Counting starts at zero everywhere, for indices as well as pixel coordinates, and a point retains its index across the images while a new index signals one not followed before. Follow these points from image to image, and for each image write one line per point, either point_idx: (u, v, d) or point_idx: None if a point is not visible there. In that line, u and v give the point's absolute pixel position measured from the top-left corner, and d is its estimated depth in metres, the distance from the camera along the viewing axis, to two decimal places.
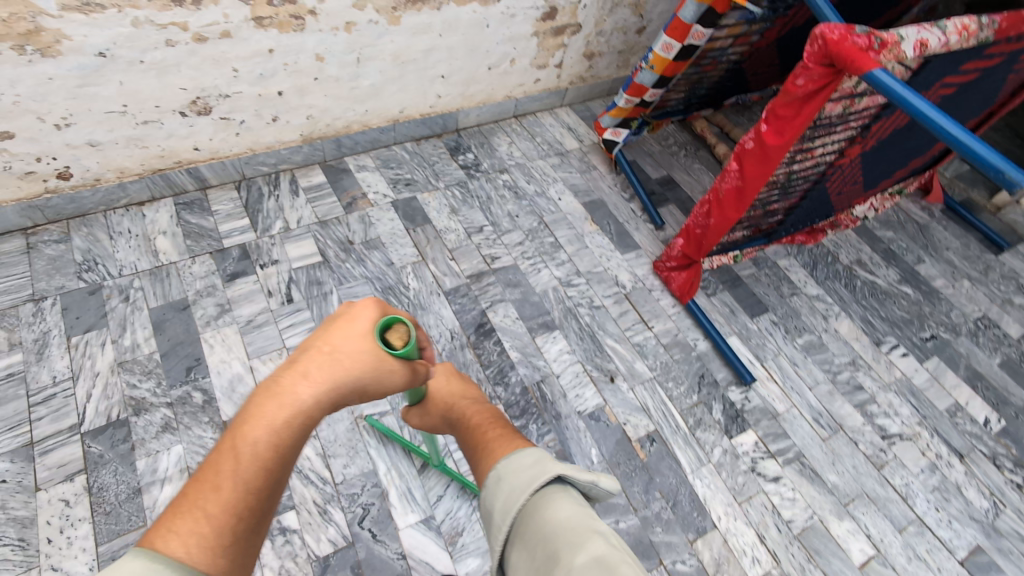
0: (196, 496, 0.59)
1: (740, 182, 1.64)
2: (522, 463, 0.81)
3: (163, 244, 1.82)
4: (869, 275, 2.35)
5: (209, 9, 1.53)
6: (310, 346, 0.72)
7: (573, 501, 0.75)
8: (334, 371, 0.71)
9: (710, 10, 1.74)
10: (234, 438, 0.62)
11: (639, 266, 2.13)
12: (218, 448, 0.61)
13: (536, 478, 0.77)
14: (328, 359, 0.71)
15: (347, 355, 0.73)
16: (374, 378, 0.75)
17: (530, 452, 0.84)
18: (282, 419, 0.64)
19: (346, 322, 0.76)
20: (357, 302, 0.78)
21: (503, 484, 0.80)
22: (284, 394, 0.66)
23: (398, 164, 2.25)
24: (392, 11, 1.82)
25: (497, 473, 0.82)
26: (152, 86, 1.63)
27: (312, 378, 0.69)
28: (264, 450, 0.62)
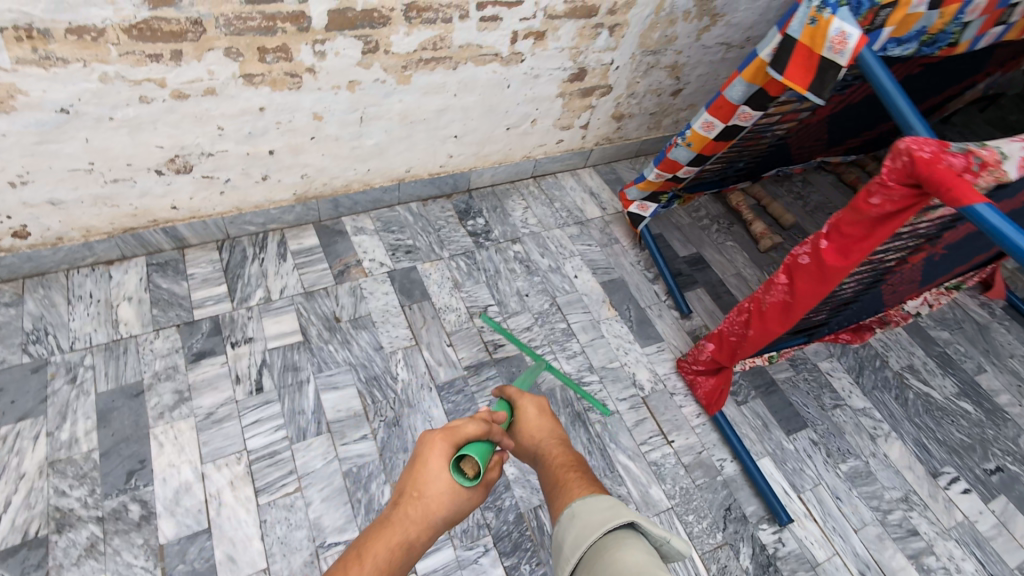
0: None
1: (790, 298, 1.38)
2: (598, 506, 0.84)
3: (126, 313, 1.61)
4: (922, 385, 2.07)
5: (191, 65, 1.37)
6: (405, 492, 0.84)
7: (645, 549, 0.74)
8: (427, 513, 0.82)
9: (762, 91, 1.52)
10: (357, 553, 0.75)
11: (660, 364, 1.89)
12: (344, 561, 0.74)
13: (608, 520, 0.79)
14: (419, 503, 0.82)
15: (432, 497, 0.83)
16: (458, 510, 0.85)
17: (605, 498, 0.86)
18: (397, 540, 0.78)
19: (425, 465, 0.86)
20: (429, 444, 0.87)
21: (575, 521, 0.83)
22: (395, 525, 0.80)
23: (400, 227, 2.04)
24: (402, 70, 1.65)
25: (572, 511, 0.86)
26: (124, 144, 1.45)
27: (411, 518, 0.81)
28: (381, 565, 0.75)
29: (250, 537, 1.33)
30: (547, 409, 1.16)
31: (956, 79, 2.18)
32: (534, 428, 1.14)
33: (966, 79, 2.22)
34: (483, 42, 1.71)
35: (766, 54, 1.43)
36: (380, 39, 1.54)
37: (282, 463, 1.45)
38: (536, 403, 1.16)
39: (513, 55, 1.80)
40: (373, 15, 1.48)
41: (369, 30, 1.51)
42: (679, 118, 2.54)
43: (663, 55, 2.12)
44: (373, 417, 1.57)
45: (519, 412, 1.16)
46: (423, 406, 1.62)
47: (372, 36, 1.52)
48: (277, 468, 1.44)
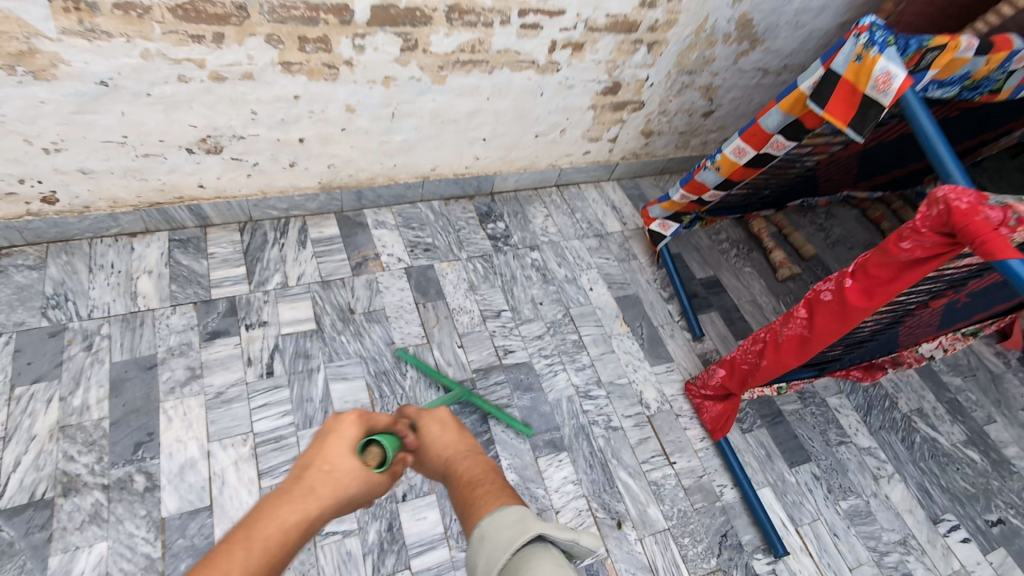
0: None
1: (807, 333, 1.37)
2: (505, 521, 0.71)
3: (145, 286, 1.63)
4: (929, 430, 2.05)
5: (232, 49, 1.38)
6: (313, 464, 0.73)
7: (554, 562, 0.66)
8: (337, 488, 0.71)
9: (797, 123, 1.52)
10: (248, 529, 0.59)
11: (668, 384, 1.88)
12: (230, 539, 0.58)
13: (517, 537, 0.68)
14: (327, 478, 0.71)
15: (346, 469, 0.73)
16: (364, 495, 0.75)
17: (515, 509, 0.73)
18: (300, 517, 0.64)
19: (337, 437, 0.77)
20: (340, 419, 0.79)
21: (483, 545, 0.70)
22: (294, 500, 0.65)
23: (420, 225, 2.05)
24: (438, 70, 1.66)
25: (479, 531, 0.72)
26: (158, 120, 1.46)
27: (318, 493, 0.68)
28: (274, 547, 0.59)
29: None
30: (453, 419, 0.97)
31: (992, 125, 2.14)
32: (443, 443, 0.93)
33: (1001, 126, 2.17)
34: (521, 49, 1.71)
35: (806, 86, 1.43)
36: (419, 37, 1.54)
37: (286, 448, 1.44)
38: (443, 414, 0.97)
39: (549, 64, 1.80)
40: (415, 14, 1.48)
41: (410, 28, 1.51)
42: (707, 140, 2.56)
43: (698, 75, 2.14)
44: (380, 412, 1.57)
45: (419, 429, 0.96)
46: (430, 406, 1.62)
47: (411, 34, 1.53)
48: (281, 453, 1.43)
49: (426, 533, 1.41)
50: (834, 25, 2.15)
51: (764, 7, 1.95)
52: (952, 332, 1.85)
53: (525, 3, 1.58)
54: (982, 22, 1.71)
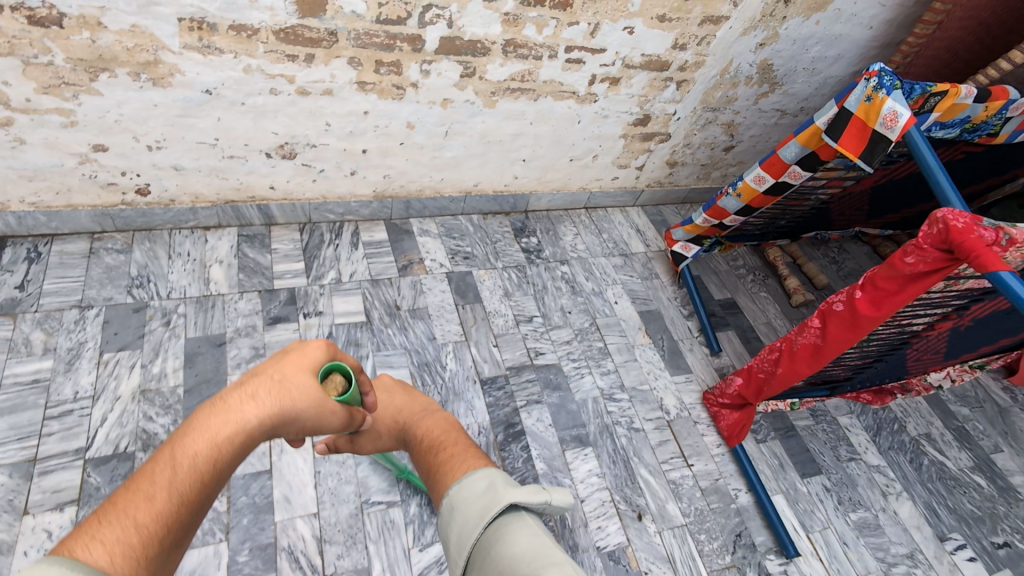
0: (125, 505, 0.52)
1: (820, 342, 1.51)
2: (474, 489, 0.81)
3: (217, 273, 1.80)
4: (937, 454, 2.13)
5: (319, 68, 1.59)
6: (262, 371, 0.67)
7: (526, 528, 0.74)
8: (287, 400, 0.67)
9: (813, 154, 1.69)
10: (174, 447, 0.56)
11: (687, 393, 2.00)
12: (155, 459, 0.56)
13: (487, 509, 0.78)
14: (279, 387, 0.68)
15: (302, 385, 0.70)
16: (319, 416, 0.72)
17: (480, 475, 0.83)
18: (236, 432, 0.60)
19: (299, 354, 0.72)
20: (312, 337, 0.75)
21: (457, 516, 0.80)
22: (232, 410, 0.61)
23: (461, 235, 2.22)
24: (490, 95, 1.86)
25: (451, 501, 0.83)
26: (246, 127, 1.66)
27: (260, 401, 0.64)
28: (203, 466, 0.57)
29: (306, 483, 1.46)
30: (393, 387, 1.12)
31: (996, 170, 2.29)
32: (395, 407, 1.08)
33: (1005, 172, 2.31)
34: (565, 80, 1.91)
35: (821, 122, 1.59)
36: (477, 66, 1.75)
37: None
38: (388, 380, 1.12)
39: (588, 95, 2.00)
40: (476, 45, 1.69)
41: (470, 57, 1.72)
42: (726, 173, 2.74)
43: (722, 112, 2.34)
44: None
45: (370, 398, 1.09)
46: (468, 397, 1.76)
47: (471, 63, 1.73)
48: None
49: None
50: (848, 73, 2.35)
51: (784, 54, 2.16)
52: (960, 364, 1.91)
53: (572, 41, 1.79)
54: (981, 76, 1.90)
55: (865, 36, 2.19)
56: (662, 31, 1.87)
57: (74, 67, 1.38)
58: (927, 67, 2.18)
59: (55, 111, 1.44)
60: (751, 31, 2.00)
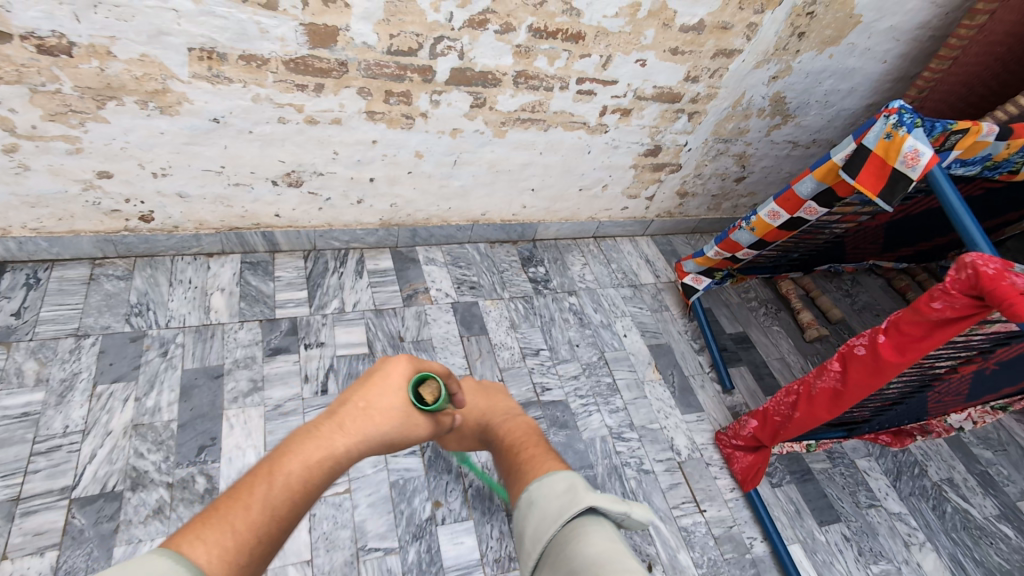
0: (229, 513, 0.58)
1: (841, 387, 1.45)
2: (556, 489, 0.85)
3: (218, 302, 1.77)
4: (961, 501, 2.04)
5: (328, 98, 1.57)
6: (350, 399, 0.76)
7: (605, 536, 0.76)
8: (367, 427, 0.75)
9: (830, 190, 1.65)
10: (271, 466, 0.63)
11: (699, 433, 1.93)
12: (254, 474, 0.63)
13: (567, 509, 0.81)
14: (362, 413, 0.76)
15: (380, 411, 0.78)
16: (400, 433, 0.79)
17: (562, 478, 0.87)
18: (321, 456, 0.67)
19: (381, 379, 0.81)
20: (389, 359, 0.85)
21: (535, 509, 0.85)
22: (322, 437, 0.69)
23: (467, 264, 2.19)
24: (500, 125, 1.84)
25: (529, 497, 0.87)
26: (253, 154, 1.64)
27: (347, 427, 0.72)
28: (295, 484, 0.63)
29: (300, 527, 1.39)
30: (482, 391, 1.27)
31: (1016, 207, 2.24)
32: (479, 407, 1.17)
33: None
34: (575, 111, 1.89)
35: (838, 158, 1.56)
36: (488, 97, 1.73)
37: None
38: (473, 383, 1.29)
39: (599, 126, 1.98)
40: (487, 76, 1.67)
41: (481, 88, 1.70)
42: (737, 204, 2.71)
43: (733, 143, 2.31)
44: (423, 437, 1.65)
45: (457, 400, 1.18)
46: None
47: (482, 94, 1.72)
48: None
49: (463, 558, 1.44)
50: (861, 106, 2.33)
51: (796, 87, 2.14)
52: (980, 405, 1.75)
53: (583, 73, 1.77)
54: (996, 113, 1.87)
55: (879, 70, 2.17)
56: (674, 64, 1.85)
57: (81, 95, 1.37)
58: (943, 103, 2.11)
59: (61, 138, 1.43)
60: (764, 64, 1.98)
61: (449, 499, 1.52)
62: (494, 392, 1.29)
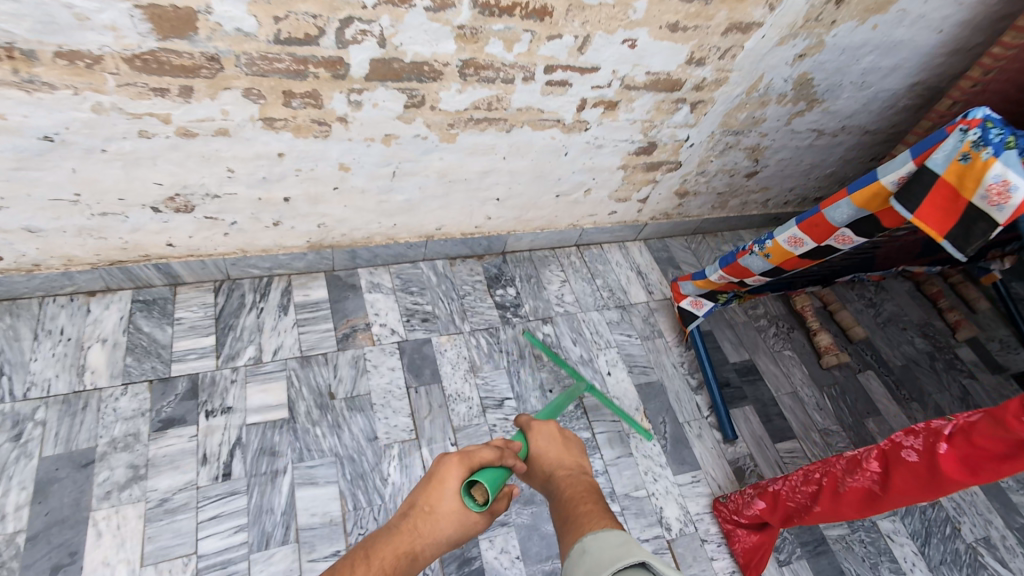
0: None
1: (880, 492, 1.11)
2: (609, 543, 0.71)
3: (95, 359, 1.42)
4: (999, 567, 1.75)
5: (202, 104, 1.16)
6: (416, 504, 0.81)
7: None
8: (434, 533, 0.79)
9: (872, 219, 1.27)
10: (366, 551, 0.73)
11: (693, 500, 1.63)
12: (353, 557, 0.72)
13: (619, 559, 0.66)
14: (427, 519, 0.80)
15: (444, 513, 0.80)
16: (461, 533, 0.82)
17: (619, 533, 0.73)
18: (403, 549, 0.75)
19: (441, 482, 0.82)
20: (443, 462, 0.83)
21: (584, 558, 0.70)
22: (402, 535, 0.77)
23: (420, 289, 1.82)
24: (448, 128, 1.43)
25: (582, 547, 0.73)
26: (116, 177, 1.25)
27: (417, 531, 0.78)
28: None
29: None
30: (565, 436, 1.02)
31: None
32: (548, 455, 0.99)
33: None
34: (545, 106, 1.47)
35: (888, 181, 1.17)
36: (427, 93, 1.32)
37: None
38: (551, 427, 1.02)
39: (577, 123, 1.57)
40: (423, 68, 1.26)
41: (416, 84, 1.29)
42: (747, 201, 2.30)
43: (746, 135, 1.89)
44: (351, 530, 1.34)
45: (529, 443, 1.01)
46: None
47: (418, 90, 1.30)
48: None
49: None
50: (904, 86, 1.89)
51: (829, 66, 1.70)
52: None
53: (553, 59, 1.35)
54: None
55: (933, 42, 1.72)
56: (674, 43, 1.42)
57: None
58: None
59: None
60: (789, 40, 1.54)
61: None
62: (575, 444, 1.02)
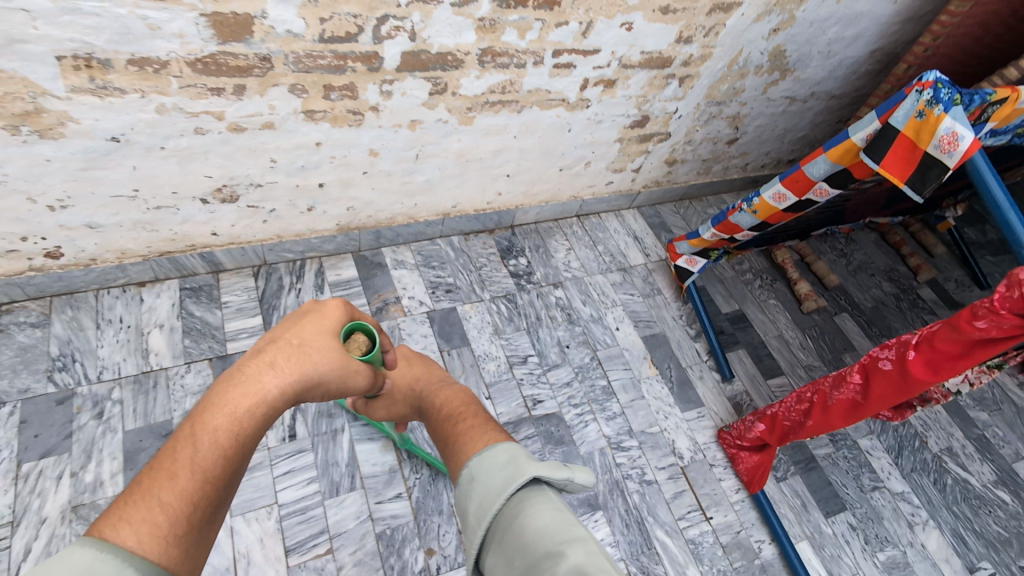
0: (150, 480, 0.48)
1: (861, 401, 1.32)
2: (496, 462, 0.70)
3: (157, 342, 1.54)
4: (961, 471, 2.02)
5: (253, 100, 1.28)
6: (280, 336, 0.62)
7: (550, 505, 0.65)
8: (311, 362, 0.62)
9: (845, 172, 1.46)
10: (194, 423, 0.52)
11: (700, 432, 1.84)
12: (176, 434, 0.51)
13: (509, 483, 0.66)
14: (298, 353, 0.62)
15: (320, 350, 0.63)
16: (340, 377, 0.67)
17: (504, 444, 0.72)
18: (253, 404, 0.54)
19: (319, 315, 0.67)
20: (324, 300, 0.70)
21: (475, 485, 0.69)
22: (254, 379, 0.56)
23: (441, 263, 1.97)
24: (466, 112, 1.57)
25: (470, 472, 0.71)
26: (172, 173, 1.36)
27: (283, 369, 0.59)
28: (225, 446, 0.52)
29: None
30: (413, 358, 1.06)
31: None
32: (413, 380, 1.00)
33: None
34: (552, 87, 1.63)
35: (859, 138, 1.37)
36: (449, 81, 1.45)
37: (314, 520, 1.40)
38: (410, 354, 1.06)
39: (580, 101, 1.72)
40: (447, 58, 1.39)
41: (440, 72, 1.42)
42: (729, 165, 2.50)
43: (727, 105, 2.07)
44: (409, 475, 1.52)
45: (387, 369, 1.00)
46: None
47: (441, 78, 1.44)
48: (309, 526, 1.39)
49: None
50: (865, 53, 2.09)
51: (799, 38, 1.88)
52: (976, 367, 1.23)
53: (560, 44, 1.50)
54: (998, 77, 1.73)
55: (888, 11, 1.91)
56: (665, 25, 1.58)
57: None
58: (958, 46, 1.91)
59: None
60: (765, 17, 1.72)
61: (443, 545, 1.44)
62: (433, 362, 1.07)
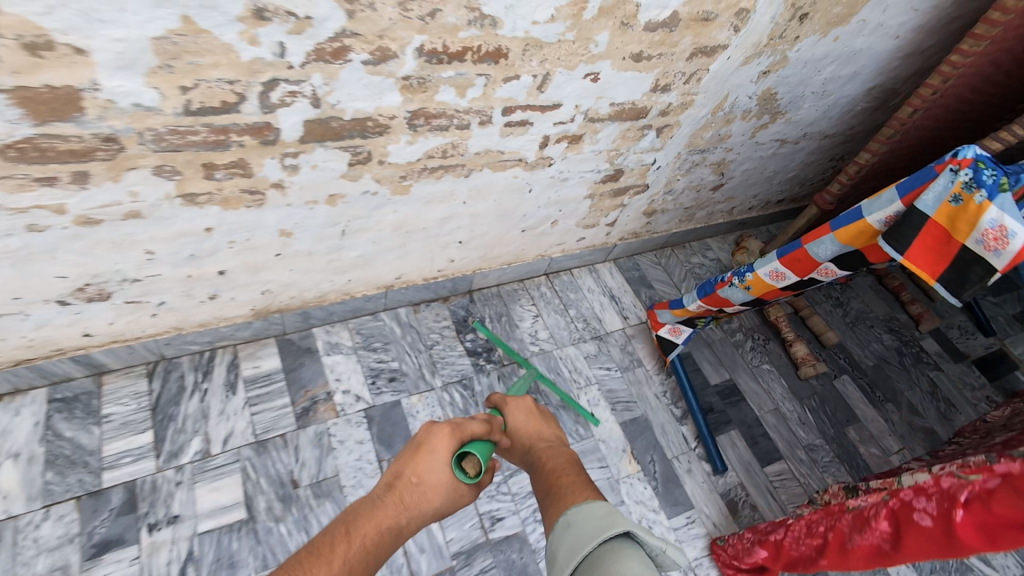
0: (309, 569, 0.60)
1: (889, 550, 1.06)
2: (592, 514, 0.70)
3: (8, 479, 1.21)
4: (984, 567, 1.77)
5: (104, 188, 0.97)
6: (403, 475, 0.79)
7: (642, 563, 0.62)
8: (419, 507, 0.76)
9: (858, 255, 1.22)
10: (332, 547, 0.63)
11: (690, 543, 1.57)
12: (316, 553, 0.62)
13: (603, 531, 0.66)
14: (414, 492, 0.77)
15: (430, 491, 0.79)
16: (442, 511, 0.80)
17: (602, 504, 0.72)
18: (388, 523, 0.72)
19: (431, 450, 0.82)
20: (435, 431, 0.84)
21: (569, 531, 0.69)
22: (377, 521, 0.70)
23: (383, 343, 1.67)
24: (400, 180, 1.28)
25: (565, 519, 0.71)
26: (7, 278, 1.05)
27: (401, 511, 0.74)
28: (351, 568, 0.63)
29: None
30: (536, 409, 1.04)
31: None
32: (527, 431, 1.00)
33: None
34: (505, 148, 1.35)
35: (875, 219, 1.14)
36: (373, 149, 1.17)
37: None
38: (527, 403, 1.04)
39: (540, 159, 1.45)
40: (366, 124, 1.10)
41: (360, 140, 1.13)
42: (713, 211, 2.25)
43: (711, 152, 1.82)
44: None
45: (507, 418, 1.02)
46: None
47: (362, 147, 1.15)
48: None
49: None
50: (863, 91, 1.86)
51: (791, 79, 1.64)
52: None
53: (511, 100, 1.22)
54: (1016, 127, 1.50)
55: (889, 47, 1.67)
56: (637, 73, 1.32)
57: None
58: (967, 87, 1.68)
59: None
60: (754, 59, 1.47)
61: None
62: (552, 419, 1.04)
